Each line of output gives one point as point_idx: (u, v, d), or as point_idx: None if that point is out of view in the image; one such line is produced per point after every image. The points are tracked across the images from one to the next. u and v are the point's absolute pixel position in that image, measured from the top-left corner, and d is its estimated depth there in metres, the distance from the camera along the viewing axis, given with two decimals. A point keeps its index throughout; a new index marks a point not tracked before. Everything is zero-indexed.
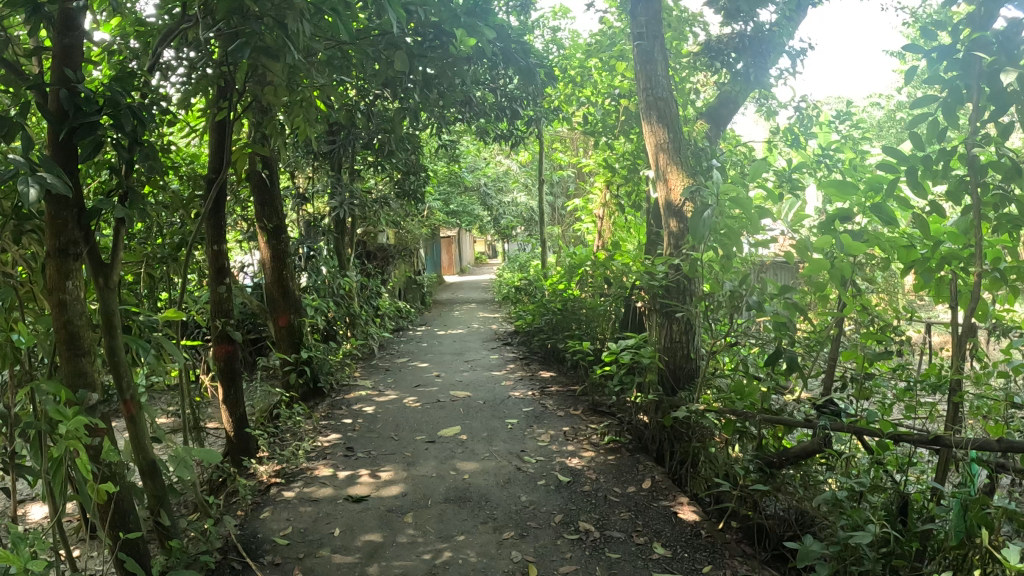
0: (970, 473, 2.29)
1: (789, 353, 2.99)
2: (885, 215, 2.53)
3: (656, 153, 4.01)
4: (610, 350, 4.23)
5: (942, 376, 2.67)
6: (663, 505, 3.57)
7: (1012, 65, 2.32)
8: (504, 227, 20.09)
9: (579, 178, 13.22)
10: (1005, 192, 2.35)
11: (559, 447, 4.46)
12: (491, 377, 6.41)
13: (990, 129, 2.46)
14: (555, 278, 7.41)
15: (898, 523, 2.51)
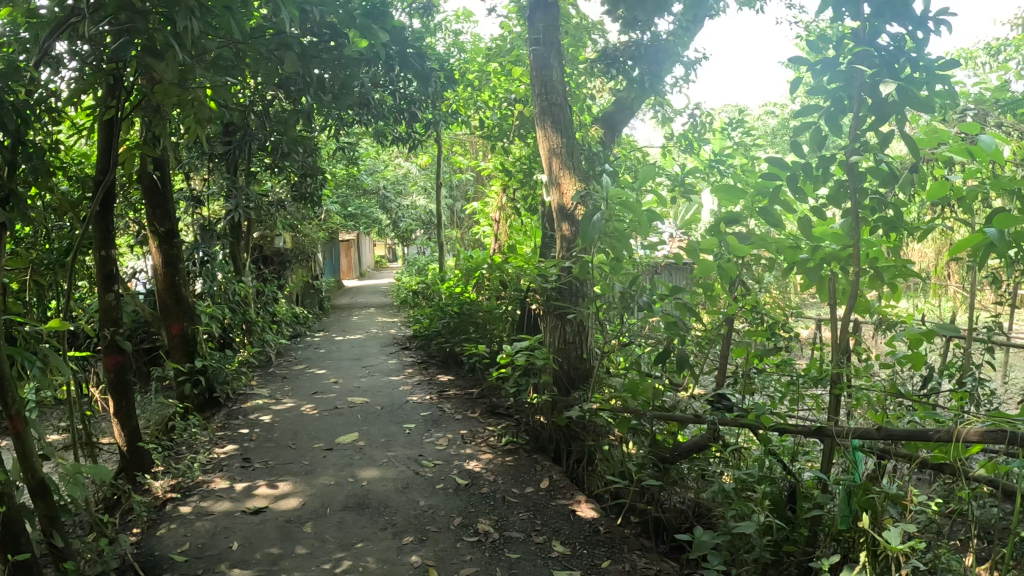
0: (853, 460, 2.42)
1: (680, 350, 3.09)
2: (772, 217, 2.64)
3: (549, 158, 4.06)
4: (505, 353, 4.26)
5: (822, 369, 2.83)
6: (561, 504, 3.62)
7: (891, 78, 2.47)
8: (405, 231, 19.92)
9: (479, 182, 13.27)
10: (880, 197, 2.51)
11: (457, 450, 4.45)
12: (390, 382, 6.33)
13: (869, 138, 2.62)
14: (453, 281, 7.40)
15: (788, 511, 2.64)
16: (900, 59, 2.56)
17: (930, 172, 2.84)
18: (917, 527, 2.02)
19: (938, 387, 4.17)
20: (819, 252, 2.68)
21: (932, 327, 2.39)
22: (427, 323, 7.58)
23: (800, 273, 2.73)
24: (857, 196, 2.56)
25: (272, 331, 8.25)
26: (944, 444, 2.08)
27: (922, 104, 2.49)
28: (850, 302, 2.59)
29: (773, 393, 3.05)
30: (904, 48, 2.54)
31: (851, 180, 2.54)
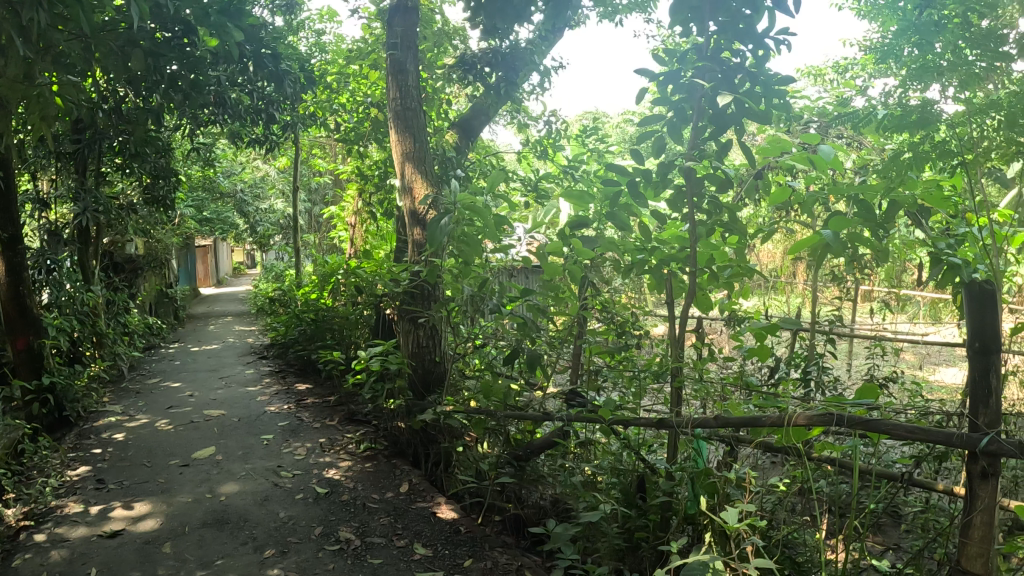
0: (696, 447, 2.58)
1: (531, 350, 3.15)
2: (618, 221, 2.76)
3: (402, 162, 4.13)
4: (360, 359, 4.18)
5: (662, 365, 2.97)
6: (422, 507, 3.62)
7: (727, 91, 2.64)
8: (264, 236, 19.22)
9: (339, 186, 12.99)
10: (716, 202, 2.68)
11: (316, 459, 4.35)
12: (247, 392, 6.10)
13: (709, 147, 2.78)
14: (310, 286, 7.23)
15: (637, 500, 2.76)
16: (739, 74, 2.73)
17: (771, 179, 3.03)
18: (753, 506, 2.15)
19: (769, 379, 4.51)
20: (658, 254, 2.84)
21: (772, 322, 2.50)
22: (285, 330, 7.35)
23: (640, 273, 2.88)
24: (696, 200, 2.73)
25: (124, 343, 7.71)
26: (776, 428, 2.24)
27: (757, 116, 2.67)
28: (688, 298, 2.76)
29: (623, 387, 3.18)
30: (740, 64, 2.73)
31: (689, 186, 2.70)
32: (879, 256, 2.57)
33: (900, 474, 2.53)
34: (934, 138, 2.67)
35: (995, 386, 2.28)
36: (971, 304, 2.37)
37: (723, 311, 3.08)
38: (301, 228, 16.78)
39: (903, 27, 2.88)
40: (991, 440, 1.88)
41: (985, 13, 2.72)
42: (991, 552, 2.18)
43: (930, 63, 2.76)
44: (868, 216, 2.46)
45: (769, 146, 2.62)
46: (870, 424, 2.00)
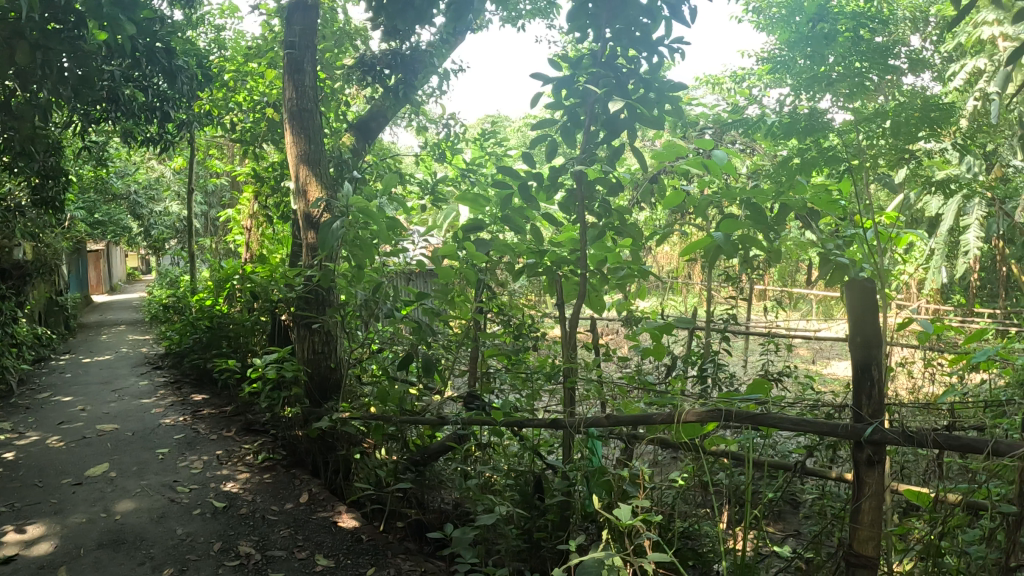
0: (589, 447, 2.68)
1: (424, 354, 3.13)
2: (510, 222, 2.78)
3: (295, 164, 4.05)
4: (255, 367, 4.07)
5: (553, 365, 3.03)
6: (323, 516, 3.55)
7: (619, 97, 2.70)
8: (160, 239, 18.41)
9: (238, 187, 12.58)
10: (606, 206, 2.74)
11: (213, 472, 4.20)
12: (140, 405, 5.82)
13: (602, 151, 2.84)
14: (206, 292, 6.97)
15: (535, 501, 2.80)
16: (631, 80, 2.80)
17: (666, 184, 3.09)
18: (646, 502, 2.19)
19: (663, 376, 4.64)
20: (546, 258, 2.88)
21: (666, 320, 2.56)
22: (179, 338, 7.05)
23: (530, 276, 2.90)
24: (587, 204, 2.78)
25: (10, 355, 7.21)
26: (666, 425, 2.28)
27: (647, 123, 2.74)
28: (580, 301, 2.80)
29: (517, 389, 3.19)
30: (632, 70, 2.79)
31: (580, 189, 2.74)
32: (772, 256, 2.68)
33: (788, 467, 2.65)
34: (819, 143, 2.79)
35: (880, 378, 2.17)
36: (852, 300, 2.26)
37: (619, 311, 3.13)
38: (197, 232, 16.17)
39: (795, 39, 3.04)
40: (874, 430, 1.98)
41: (870, 31, 2.96)
42: (881, 536, 2.14)
43: (821, 73, 2.94)
44: (759, 219, 2.56)
45: (665, 151, 2.64)
46: (759, 418, 2.05)
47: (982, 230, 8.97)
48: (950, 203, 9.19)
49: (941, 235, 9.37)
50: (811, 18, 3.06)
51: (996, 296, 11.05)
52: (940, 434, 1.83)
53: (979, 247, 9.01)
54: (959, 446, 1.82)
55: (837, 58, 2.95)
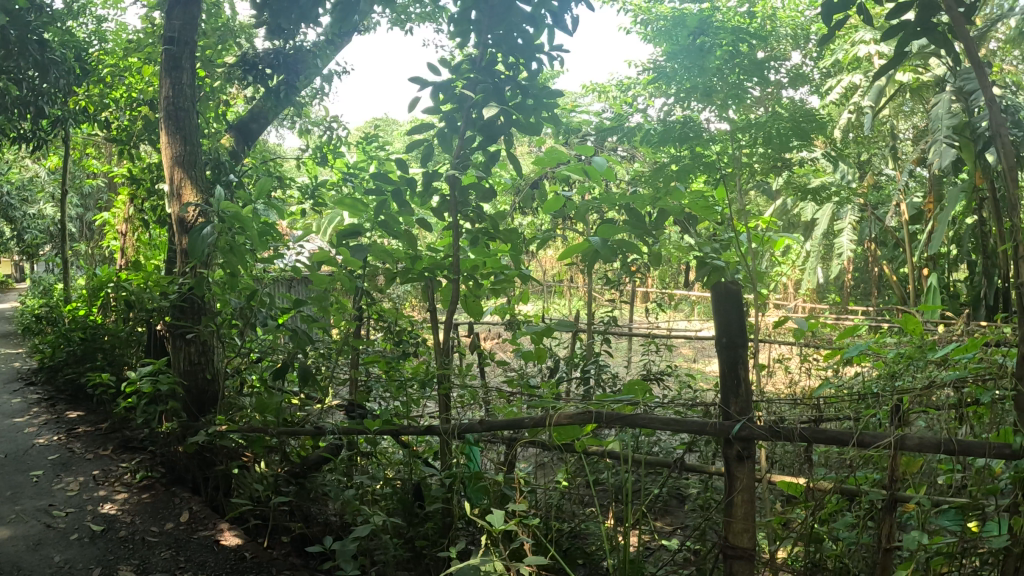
0: (467, 452, 2.72)
1: (302, 363, 3.19)
2: (385, 226, 2.84)
3: (170, 167, 3.92)
4: (128, 381, 3.88)
5: (428, 371, 3.04)
6: (205, 535, 3.41)
7: (495, 103, 2.84)
8: (31, 246, 17.21)
9: (116, 191, 11.90)
10: (480, 211, 2.85)
11: (90, 494, 3.95)
12: (8, 425, 5.40)
13: (478, 155, 2.96)
14: (81, 303, 6.55)
15: (416, 508, 2.79)
16: (507, 87, 2.94)
17: (548, 189, 3.21)
18: (520, 505, 2.20)
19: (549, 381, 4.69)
20: (420, 263, 2.95)
21: (548, 324, 2.62)
22: (50, 353, 6.58)
23: (405, 281, 2.93)
24: (462, 207, 2.89)
25: None
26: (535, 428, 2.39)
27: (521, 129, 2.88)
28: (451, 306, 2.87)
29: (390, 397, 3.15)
30: (508, 77, 2.95)
31: (455, 195, 2.84)
32: (651, 260, 2.72)
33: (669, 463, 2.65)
34: (689, 153, 3.01)
35: (747, 378, 2.24)
36: (716, 303, 2.29)
37: (503, 315, 3.20)
38: (72, 238, 15.21)
39: (677, 52, 3.00)
40: (742, 427, 2.16)
41: (748, 45, 2.99)
42: (755, 527, 2.24)
43: (704, 85, 2.96)
44: (636, 223, 2.61)
45: (547, 156, 2.75)
46: (631, 420, 2.16)
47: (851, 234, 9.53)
48: (821, 208, 9.75)
49: (813, 239, 9.93)
50: (692, 29, 2.98)
51: (863, 295, 11.79)
52: (808, 427, 2.04)
53: (848, 250, 9.58)
54: (824, 438, 2.03)
55: (714, 81, 2.99)
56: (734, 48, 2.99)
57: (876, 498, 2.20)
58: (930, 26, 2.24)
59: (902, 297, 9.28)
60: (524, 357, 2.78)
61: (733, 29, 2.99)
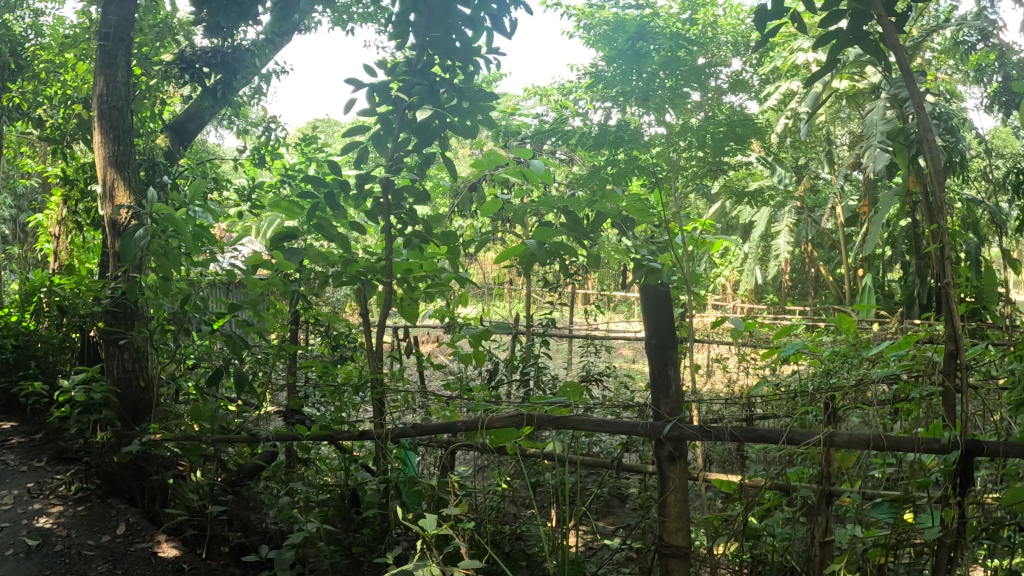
0: (402, 458, 2.75)
1: (237, 369, 3.15)
2: (318, 228, 2.79)
3: (103, 166, 3.82)
4: (61, 390, 3.76)
5: (361, 376, 3.03)
6: (143, 547, 3.36)
7: (430, 106, 2.85)
8: None
9: (46, 190, 11.44)
10: (414, 215, 2.87)
11: (22, 508, 3.77)
12: None
13: (412, 158, 2.98)
14: (12, 308, 6.29)
15: (352, 515, 2.83)
16: (442, 90, 2.98)
17: (485, 193, 3.23)
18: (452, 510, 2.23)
19: (487, 383, 4.71)
20: (353, 266, 2.89)
21: (485, 326, 2.63)
22: None
23: (338, 285, 2.86)
24: (394, 210, 2.90)
25: None
26: (468, 432, 2.44)
27: (454, 132, 2.92)
28: (384, 308, 2.85)
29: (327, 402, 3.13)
30: (443, 80, 2.98)
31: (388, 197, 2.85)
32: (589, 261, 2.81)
33: (605, 464, 2.68)
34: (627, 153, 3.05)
35: (676, 378, 2.37)
36: (645, 304, 2.43)
37: (443, 319, 3.12)
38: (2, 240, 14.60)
39: (616, 56, 3.00)
40: (672, 427, 2.26)
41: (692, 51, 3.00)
42: (688, 526, 2.35)
43: (650, 90, 2.98)
44: (574, 227, 2.68)
45: (485, 158, 2.76)
46: (561, 421, 2.26)
47: (789, 236, 9.80)
48: (762, 210, 9.97)
49: (753, 240, 10.16)
50: (632, 34, 2.98)
51: (800, 295, 12.12)
52: (740, 428, 2.12)
53: (787, 251, 9.84)
54: (756, 438, 2.12)
55: (653, 84, 2.98)
56: (672, 55, 2.97)
57: (808, 493, 2.30)
58: (861, 35, 2.25)
59: (837, 297, 9.56)
60: (458, 360, 2.78)
61: (672, 36, 2.99)
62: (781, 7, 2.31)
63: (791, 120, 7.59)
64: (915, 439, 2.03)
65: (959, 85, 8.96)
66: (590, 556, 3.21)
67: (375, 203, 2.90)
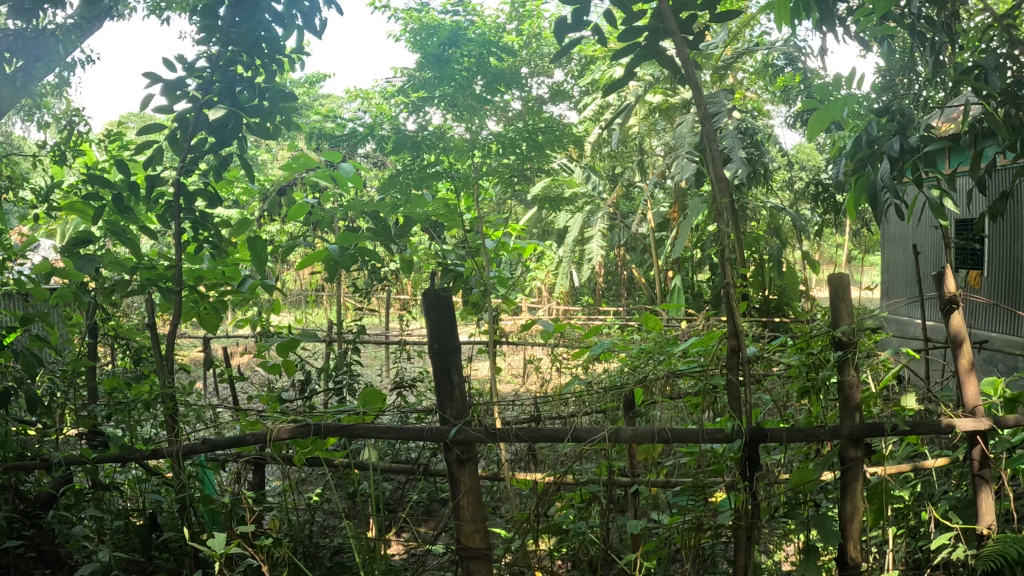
0: (203, 476, 2.85)
1: (28, 388, 2.96)
2: (111, 233, 2.91)
3: None
4: None
5: (151, 392, 2.93)
6: None
7: (225, 107, 2.93)
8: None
9: None
10: (207, 220, 3.00)
11: None
12: None
13: (210, 158, 3.04)
14: None
15: (152, 536, 2.95)
16: (243, 89, 3.05)
17: (294, 197, 3.38)
18: (241, 530, 2.42)
19: (296, 392, 4.65)
20: (149, 272, 2.97)
21: (293, 336, 2.92)
22: None
23: (132, 293, 2.92)
24: (186, 214, 2.97)
25: None
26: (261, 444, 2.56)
27: (256, 132, 3.06)
28: (173, 316, 2.86)
29: (118, 423, 2.98)
30: (241, 79, 3.03)
31: (180, 200, 2.91)
32: (402, 266, 3.39)
33: (412, 468, 2.85)
34: (447, 161, 3.33)
35: (458, 380, 2.42)
36: (428, 308, 2.42)
37: (254, 326, 3.61)
38: None
39: (429, 60, 3.23)
40: (458, 431, 2.38)
41: (499, 57, 3.34)
42: (484, 528, 2.44)
43: (468, 98, 3.27)
44: (381, 231, 3.13)
45: (295, 163, 3.03)
46: (347, 429, 2.45)
47: (604, 240, 10.30)
48: (579, 215, 10.42)
49: (568, 244, 10.60)
50: (444, 40, 3.25)
51: (613, 296, 12.78)
52: (521, 429, 2.34)
53: (603, 255, 10.34)
54: (538, 437, 2.35)
55: (467, 88, 3.27)
56: (480, 63, 3.27)
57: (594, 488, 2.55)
58: (658, 50, 2.40)
59: (650, 298, 10.21)
60: (265, 371, 3.13)
61: (481, 42, 3.27)
62: (583, 20, 2.40)
63: (610, 127, 7.96)
64: (700, 431, 2.31)
65: (764, 102, 9.80)
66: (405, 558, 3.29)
67: (167, 206, 2.99)
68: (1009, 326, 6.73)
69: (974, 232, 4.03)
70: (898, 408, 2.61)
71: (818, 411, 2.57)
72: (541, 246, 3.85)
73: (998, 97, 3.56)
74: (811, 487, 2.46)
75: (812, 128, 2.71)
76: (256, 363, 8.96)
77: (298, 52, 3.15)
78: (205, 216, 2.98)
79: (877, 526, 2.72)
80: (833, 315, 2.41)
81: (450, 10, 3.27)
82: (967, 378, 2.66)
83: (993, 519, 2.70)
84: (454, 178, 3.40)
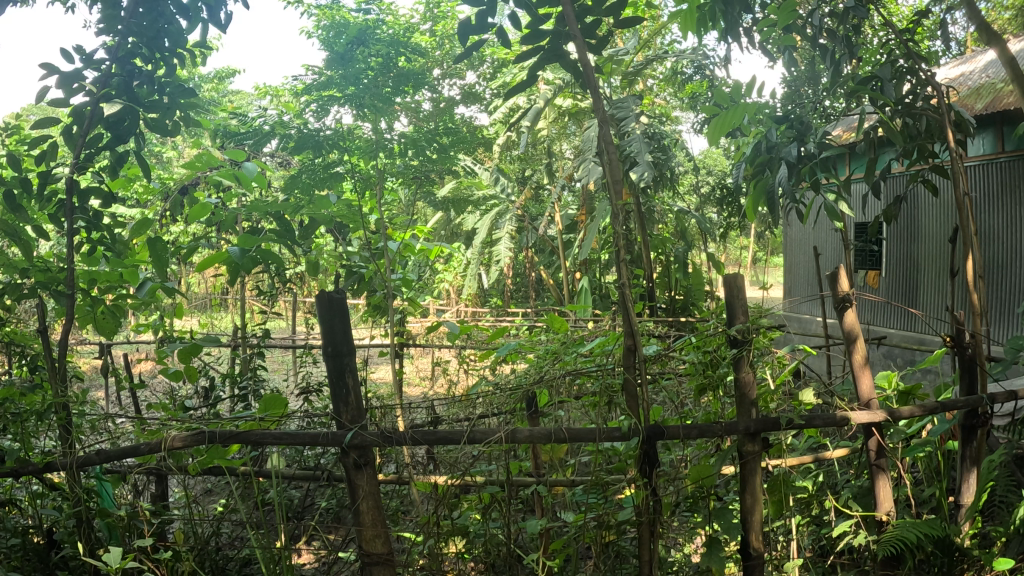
0: (98, 491, 2.75)
1: None
2: (4, 232, 2.76)
3: None
4: None
5: (42, 402, 2.80)
6: None
7: (120, 102, 2.83)
8: None
9: None
10: (104, 221, 2.89)
11: None
12: None
13: (105, 155, 2.93)
14: None
15: (50, 553, 2.84)
16: (141, 84, 2.96)
17: (195, 197, 3.30)
18: (134, 543, 2.32)
19: (196, 399, 4.50)
20: (43, 274, 2.84)
21: (195, 342, 2.87)
22: None
23: (22, 296, 2.79)
24: (82, 215, 2.85)
25: None
26: (155, 453, 2.48)
27: (153, 127, 2.97)
28: (65, 320, 2.74)
29: (11, 435, 2.83)
30: (140, 72, 2.95)
31: (74, 199, 2.79)
32: (308, 266, 3.56)
33: (318, 476, 2.80)
34: (352, 158, 3.35)
35: (353, 385, 2.39)
36: (322, 310, 2.35)
37: (154, 333, 3.48)
38: None
39: (337, 57, 3.19)
40: (354, 435, 2.36)
41: (408, 56, 3.33)
42: (386, 533, 2.43)
43: (378, 97, 3.25)
44: (282, 232, 3.27)
45: (197, 162, 2.98)
46: (240, 436, 2.38)
47: (511, 242, 10.38)
48: (490, 216, 10.45)
49: (478, 246, 10.60)
50: (353, 39, 3.22)
51: (523, 296, 12.85)
52: (417, 432, 2.33)
53: (511, 256, 10.41)
54: (434, 440, 2.35)
55: (375, 87, 3.25)
56: (387, 63, 3.26)
57: (499, 490, 2.57)
58: (561, 54, 2.46)
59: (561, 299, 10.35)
60: (167, 376, 3.09)
61: (390, 41, 3.27)
62: (488, 23, 2.42)
63: (522, 128, 8.01)
64: (598, 430, 2.37)
65: (672, 108, 10.07)
66: (315, 568, 3.23)
67: (60, 205, 2.85)
68: (906, 323, 7.11)
69: (868, 235, 4.23)
70: (794, 402, 2.73)
71: (716, 408, 2.67)
72: (445, 248, 4.10)
73: (893, 107, 3.74)
74: (710, 481, 2.55)
75: (714, 131, 2.83)
76: (154, 370, 8.60)
77: (199, 47, 3.06)
78: (99, 216, 2.87)
79: (779, 516, 2.83)
80: (728, 314, 2.50)
81: (363, 8, 3.23)
82: (862, 372, 2.80)
83: (891, 506, 2.84)
84: (357, 178, 3.47)
